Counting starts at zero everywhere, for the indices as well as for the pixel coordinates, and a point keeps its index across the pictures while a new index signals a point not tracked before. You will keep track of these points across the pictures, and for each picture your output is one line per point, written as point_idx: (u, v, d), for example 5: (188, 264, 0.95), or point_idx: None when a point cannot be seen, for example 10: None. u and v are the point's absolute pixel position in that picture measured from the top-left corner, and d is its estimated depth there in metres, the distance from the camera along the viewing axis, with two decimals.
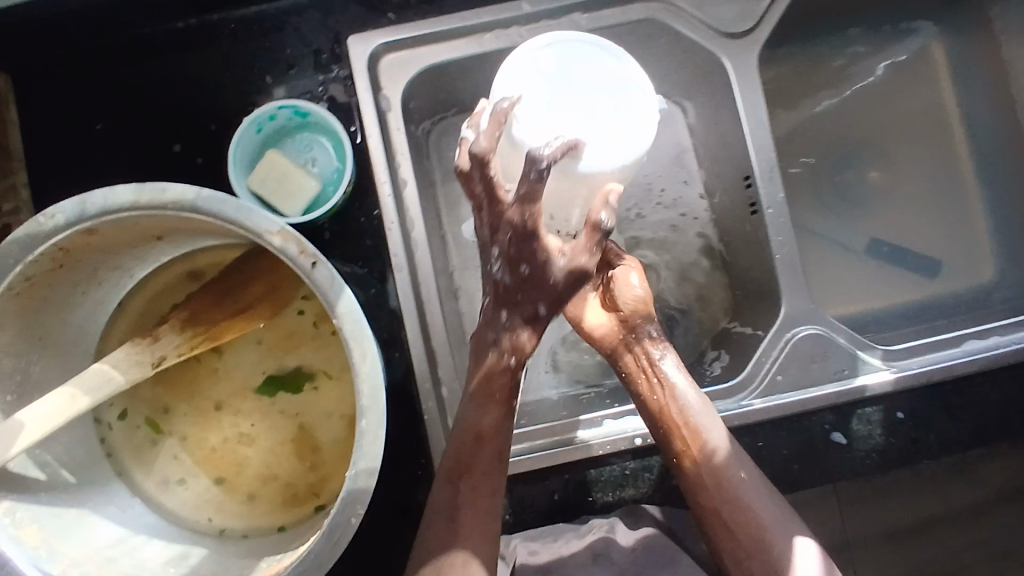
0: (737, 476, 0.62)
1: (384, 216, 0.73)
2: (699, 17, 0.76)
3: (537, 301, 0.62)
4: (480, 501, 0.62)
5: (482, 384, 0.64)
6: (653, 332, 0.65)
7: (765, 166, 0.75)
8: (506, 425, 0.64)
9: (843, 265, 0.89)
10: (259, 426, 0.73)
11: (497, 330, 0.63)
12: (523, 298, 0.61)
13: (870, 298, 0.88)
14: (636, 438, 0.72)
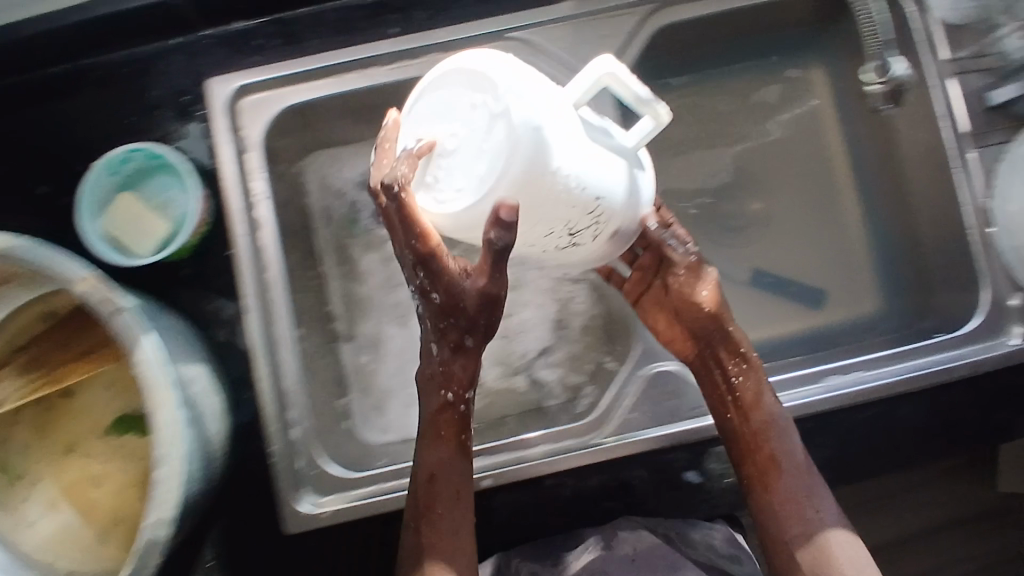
0: (804, 505, 0.67)
1: (238, 257, 0.74)
2: (558, 54, 0.76)
3: (461, 331, 0.63)
4: (448, 534, 0.67)
5: (429, 422, 0.68)
6: (732, 354, 0.71)
7: None
8: (452, 462, 0.68)
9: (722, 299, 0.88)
10: (109, 468, 0.73)
11: (428, 363, 0.66)
12: (447, 325, 0.62)
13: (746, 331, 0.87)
14: (485, 478, 0.73)
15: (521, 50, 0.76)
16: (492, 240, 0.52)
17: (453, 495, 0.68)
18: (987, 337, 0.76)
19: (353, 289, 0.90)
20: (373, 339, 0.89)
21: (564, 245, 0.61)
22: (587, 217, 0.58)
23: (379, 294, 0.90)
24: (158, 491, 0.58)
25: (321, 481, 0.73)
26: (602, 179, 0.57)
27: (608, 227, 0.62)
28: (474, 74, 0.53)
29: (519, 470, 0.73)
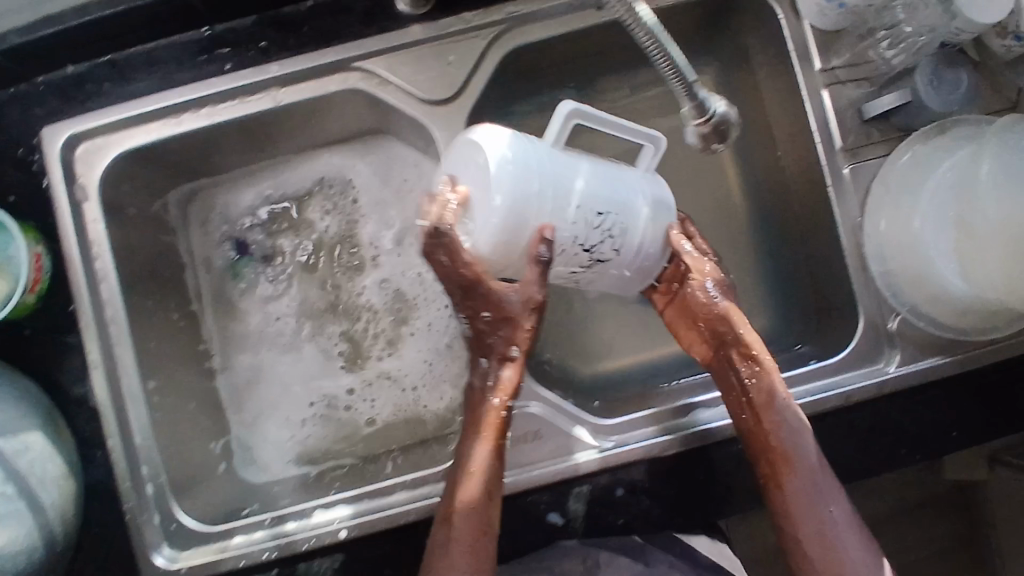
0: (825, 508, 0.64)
1: (80, 312, 0.72)
2: (403, 89, 0.73)
3: (503, 342, 0.65)
4: (477, 544, 0.62)
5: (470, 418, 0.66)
6: (750, 350, 0.69)
7: None
8: (491, 462, 0.64)
9: (599, 320, 0.86)
10: None
11: (478, 372, 0.67)
12: (491, 341, 0.65)
13: (625, 352, 0.85)
14: (341, 530, 0.70)
15: (364, 82, 0.73)
16: (539, 257, 0.60)
17: (481, 501, 0.63)
18: (864, 364, 0.72)
19: (227, 326, 0.87)
20: (249, 374, 0.87)
21: (589, 265, 0.67)
22: (598, 232, 0.64)
23: (255, 328, 0.88)
24: None
25: (178, 534, 0.72)
26: (603, 197, 0.63)
27: (628, 247, 0.67)
28: (491, 131, 0.58)
29: (376, 519, 0.71)
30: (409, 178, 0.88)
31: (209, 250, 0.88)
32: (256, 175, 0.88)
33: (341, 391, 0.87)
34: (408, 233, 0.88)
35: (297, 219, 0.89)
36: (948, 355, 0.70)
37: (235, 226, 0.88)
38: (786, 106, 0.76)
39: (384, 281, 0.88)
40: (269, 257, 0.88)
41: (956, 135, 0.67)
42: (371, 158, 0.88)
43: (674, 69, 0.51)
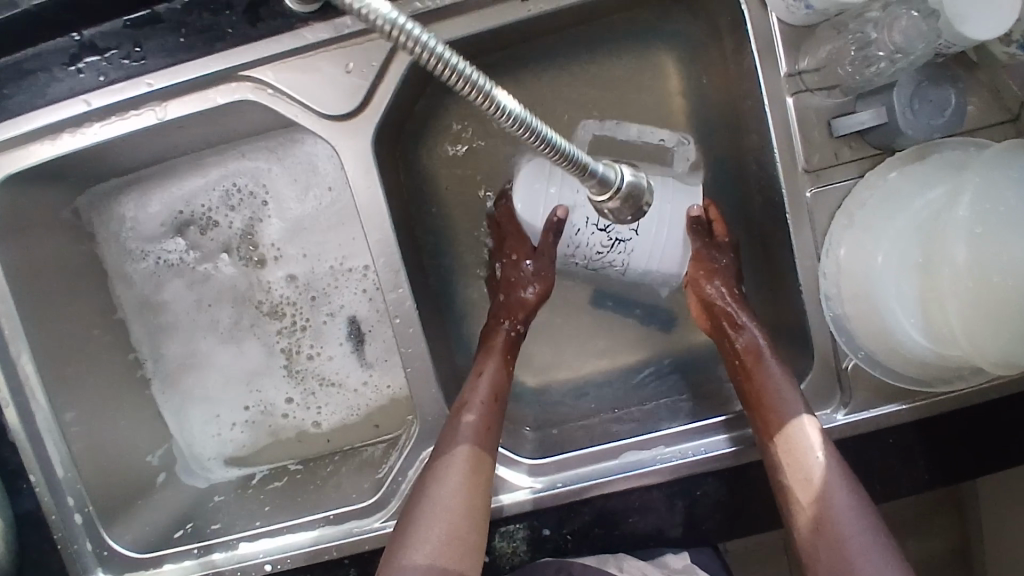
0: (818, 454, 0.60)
1: None
2: (299, 101, 0.64)
3: (522, 289, 0.72)
4: (469, 473, 0.61)
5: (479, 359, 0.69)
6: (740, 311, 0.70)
7: (389, 269, 0.67)
8: (484, 400, 0.65)
9: (545, 332, 0.83)
10: None
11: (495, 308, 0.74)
12: (514, 284, 0.73)
13: (569, 363, 0.82)
14: (266, 564, 0.70)
15: (253, 93, 0.64)
16: (556, 219, 0.68)
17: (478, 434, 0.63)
18: (811, 408, 0.66)
19: (155, 333, 0.83)
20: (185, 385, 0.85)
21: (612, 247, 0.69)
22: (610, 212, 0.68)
23: (184, 332, 0.84)
24: None
25: (110, 560, 0.73)
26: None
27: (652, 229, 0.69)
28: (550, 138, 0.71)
29: (299, 555, 0.70)
30: (331, 185, 0.82)
31: (121, 259, 0.82)
32: (159, 182, 0.82)
33: (278, 399, 0.85)
34: (316, 234, 0.83)
35: (205, 225, 0.83)
36: (905, 402, 0.64)
37: (150, 236, 0.83)
38: (752, 109, 0.67)
39: (292, 278, 0.84)
40: (181, 267, 0.84)
41: (938, 163, 0.58)
42: (286, 159, 0.82)
43: (556, 153, 0.42)
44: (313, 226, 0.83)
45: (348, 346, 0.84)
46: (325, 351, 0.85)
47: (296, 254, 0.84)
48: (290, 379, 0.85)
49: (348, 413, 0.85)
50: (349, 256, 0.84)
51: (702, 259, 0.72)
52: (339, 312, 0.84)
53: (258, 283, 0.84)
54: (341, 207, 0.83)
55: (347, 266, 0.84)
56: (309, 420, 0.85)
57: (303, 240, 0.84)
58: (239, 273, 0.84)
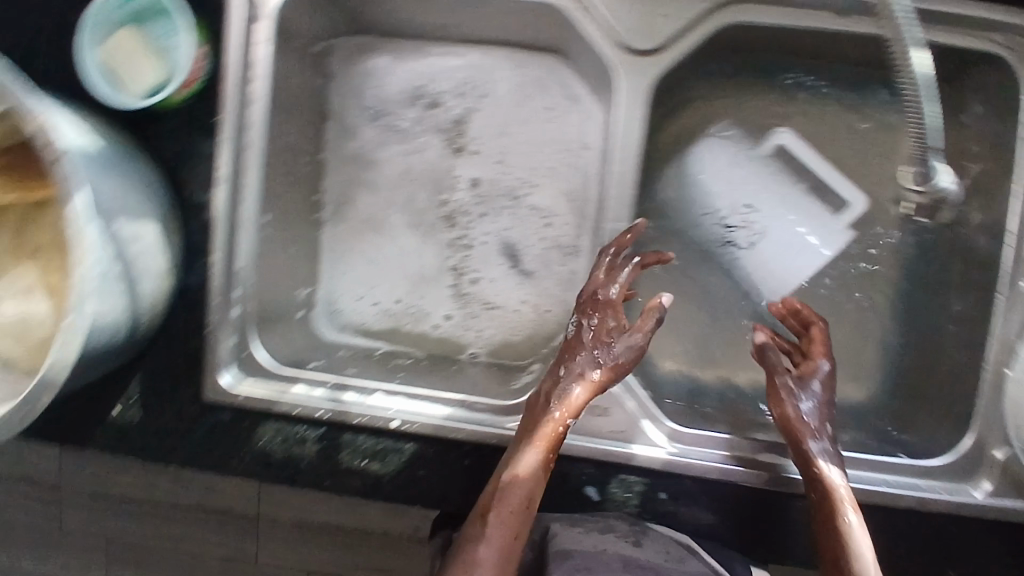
0: None
1: (224, 126, 0.72)
2: (605, 21, 0.68)
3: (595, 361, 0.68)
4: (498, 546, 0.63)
5: (528, 427, 0.66)
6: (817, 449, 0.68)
7: (619, 202, 0.70)
8: (541, 473, 0.64)
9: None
10: (60, 282, 0.75)
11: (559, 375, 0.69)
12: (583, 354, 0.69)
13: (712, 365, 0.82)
14: (393, 419, 0.72)
15: (565, 2, 0.68)
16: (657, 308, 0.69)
17: (522, 509, 0.64)
18: (952, 479, 0.69)
19: (348, 180, 0.88)
20: (359, 234, 0.89)
21: (727, 244, 0.81)
22: (738, 215, 0.80)
23: (376, 184, 0.88)
24: (62, 340, 0.57)
25: (248, 362, 0.75)
26: (754, 196, 0.79)
27: (761, 250, 0.80)
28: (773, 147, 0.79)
29: (427, 424, 0.72)
30: (552, 107, 0.84)
31: (352, 114, 0.87)
32: (407, 55, 0.86)
33: (436, 312, 0.87)
34: (515, 153, 0.85)
35: (429, 100, 0.86)
36: None
37: (380, 102, 0.87)
38: (1005, 194, 0.69)
39: (477, 183, 0.86)
40: (404, 134, 0.88)
41: None
42: (521, 69, 0.84)
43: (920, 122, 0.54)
44: (514, 146, 0.85)
45: (508, 266, 0.86)
46: (488, 274, 0.87)
47: (490, 157, 0.86)
48: (450, 289, 0.87)
49: (500, 340, 0.86)
50: (540, 182, 0.85)
51: (779, 393, 0.71)
52: (514, 231, 0.86)
53: (449, 173, 0.87)
54: (553, 124, 0.85)
55: (540, 209, 0.86)
56: (461, 334, 0.86)
57: (502, 151, 0.86)
58: (441, 155, 0.87)
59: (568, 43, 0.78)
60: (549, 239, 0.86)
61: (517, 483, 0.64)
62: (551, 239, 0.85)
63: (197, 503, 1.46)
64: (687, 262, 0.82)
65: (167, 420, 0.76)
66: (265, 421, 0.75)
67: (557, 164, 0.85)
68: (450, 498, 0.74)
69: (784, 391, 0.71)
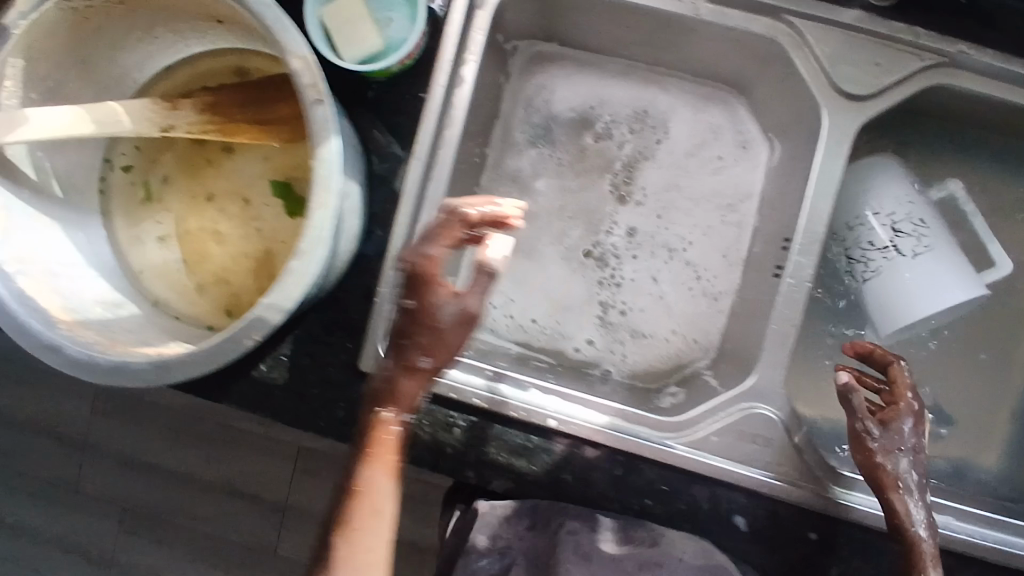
0: None
1: (429, 103, 0.73)
2: (822, 61, 0.70)
3: (422, 351, 0.61)
4: (355, 556, 0.57)
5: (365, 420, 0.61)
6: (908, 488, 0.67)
7: (809, 234, 0.70)
8: (389, 482, 0.60)
9: None
10: (233, 231, 0.74)
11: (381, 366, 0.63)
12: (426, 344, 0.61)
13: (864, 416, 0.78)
14: (551, 419, 0.71)
15: (786, 40, 0.70)
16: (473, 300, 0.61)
17: (370, 506, 0.59)
18: None
19: (504, 187, 0.88)
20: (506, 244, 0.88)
21: (885, 247, 0.77)
22: (910, 221, 0.76)
23: (535, 215, 0.88)
24: (285, 278, 0.57)
25: None
26: (924, 216, 0.77)
27: (917, 265, 0.75)
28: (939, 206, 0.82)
29: (584, 430, 0.71)
30: (723, 155, 0.86)
31: (518, 129, 0.88)
32: (580, 83, 0.88)
33: (578, 339, 0.87)
34: (681, 198, 0.87)
35: (602, 131, 0.88)
36: None
37: (548, 121, 0.88)
38: None
39: (632, 231, 0.87)
40: (562, 168, 0.88)
41: None
42: (697, 114, 0.87)
43: None
44: (678, 201, 0.87)
45: (661, 295, 0.87)
46: (635, 307, 0.87)
47: (650, 211, 0.87)
48: (598, 322, 0.87)
49: (641, 376, 0.85)
50: (701, 239, 0.87)
51: (862, 441, 0.68)
52: (668, 281, 0.87)
53: (604, 219, 0.88)
54: (724, 174, 0.86)
55: (693, 256, 0.87)
56: (602, 362, 0.86)
57: (670, 187, 0.87)
58: (603, 201, 0.88)
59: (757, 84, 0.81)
60: (698, 288, 0.86)
61: (348, 505, 0.59)
62: (699, 287, 0.86)
63: (229, 482, 1.42)
64: (831, 309, 0.85)
65: (313, 386, 0.74)
66: (415, 401, 0.74)
67: (722, 205, 0.86)
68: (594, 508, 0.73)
69: (862, 443, 0.69)
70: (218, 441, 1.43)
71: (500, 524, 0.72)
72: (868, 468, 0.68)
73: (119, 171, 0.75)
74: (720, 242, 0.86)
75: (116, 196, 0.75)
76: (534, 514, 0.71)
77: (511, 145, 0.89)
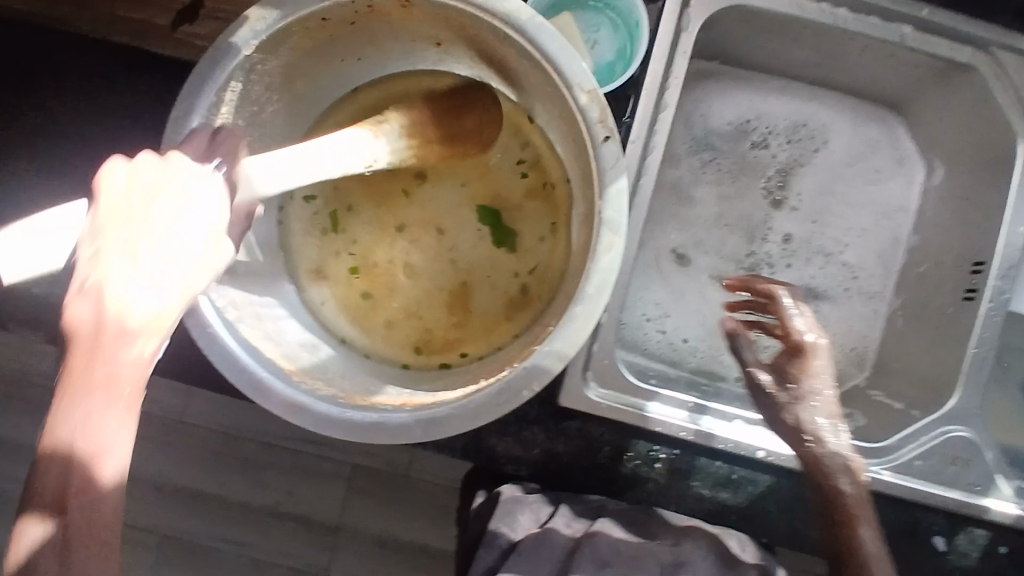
0: None
1: (634, 129, 0.70)
2: (1022, 93, 0.71)
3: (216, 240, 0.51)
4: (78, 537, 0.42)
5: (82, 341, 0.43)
6: (820, 434, 0.60)
7: (1007, 260, 0.72)
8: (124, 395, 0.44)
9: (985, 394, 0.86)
10: (427, 262, 0.70)
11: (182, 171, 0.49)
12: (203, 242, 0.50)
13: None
14: (761, 450, 0.70)
15: (987, 69, 0.72)
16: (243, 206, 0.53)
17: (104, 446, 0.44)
18: None
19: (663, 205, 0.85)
20: (667, 257, 0.84)
21: None
22: None
23: (693, 222, 0.85)
24: (566, 324, 0.53)
25: (606, 370, 0.71)
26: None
27: None
28: None
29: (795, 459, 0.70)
30: (880, 169, 0.85)
31: (680, 139, 0.84)
32: (739, 94, 0.85)
33: (736, 365, 0.82)
34: (836, 208, 0.85)
35: (760, 140, 0.85)
36: None
37: (708, 136, 0.85)
38: None
39: (789, 237, 0.85)
40: (723, 175, 0.85)
41: None
42: (855, 129, 0.85)
43: None
44: (835, 207, 0.85)
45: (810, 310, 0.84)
46: None
47: (806, 216, 0.85)
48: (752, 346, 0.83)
49: None
50: (856, 241, 0.85)
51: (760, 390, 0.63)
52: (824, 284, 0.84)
53: (762, 224, 0.85)
54: (879, 186, 0.85)
55: (846, 261, 0.85)
56: None
57: (826, 193, 0.85)
58: (758, 206, 0.85)
59: (929, 106, 0.81)
60: (850, 291, 0.85)
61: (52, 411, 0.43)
62: (857, 287, 0.85)
63: (276, 504, 1.21)
64: None
65: (508, 422, 0.70)
66: (617, 436, 0.71)
67: (876, 216, 0.85)
68: (797, 541, 0.71)
69: (763, 393, 0.63)
70: (263, 464, 1.21)
71: (525, 508, 0.69)
72: (772, 419, 0.62)
73: (301, 202, 0.69)
74: (875, 254, 0.85)
75: (296, 229, 0.69)
76: (559, 502, 0.70)
77: (670, 157, 0.85)
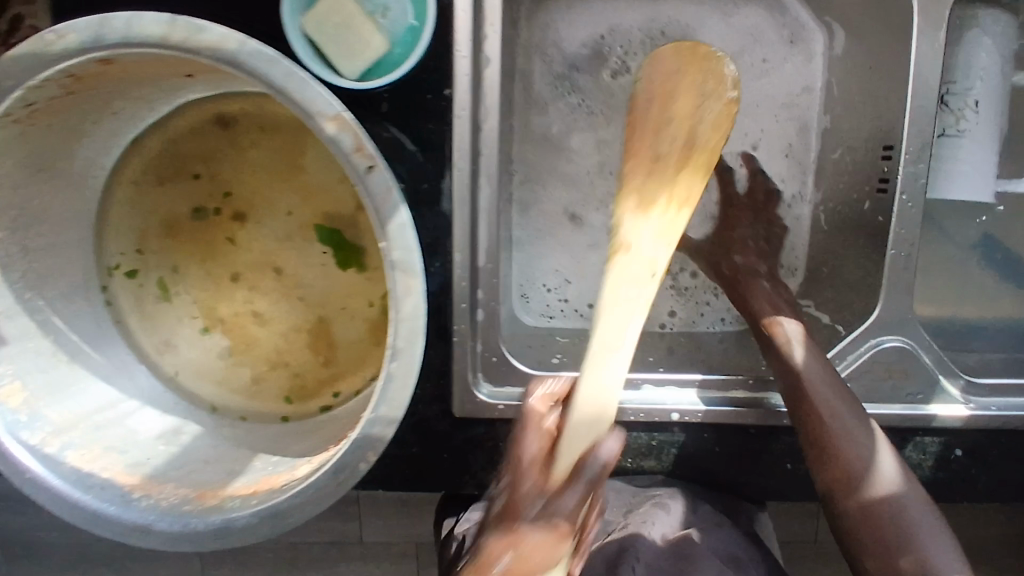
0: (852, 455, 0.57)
1: (456, 99, 0.61)
2: None
3: None
4: None
5: None
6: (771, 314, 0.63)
7: (919, 138, 0.61)
8: None
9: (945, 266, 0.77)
10: (276, 308, 0.64)
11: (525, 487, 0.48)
12: None
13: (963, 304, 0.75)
14: (674, 412, 0.65)
15: None
16: None
17: None
18: None
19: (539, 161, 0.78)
20: (558, 219, 0.78)
21: (965, 108, 0.66)
22: (992, 95, 0.66)
23: (574, 177, 0.78)
24: (386, 387, 0.48)
25: (497, 369, 0.66)
26: (988, 106, 0.66)
27: (977, 139, 0.66)
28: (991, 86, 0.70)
29: (713, 413, 0.65)
30: (767, 57, 0.74)
31: (539, 84, 0.76)
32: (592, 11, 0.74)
33: (659, 311, 0.78)
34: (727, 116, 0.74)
35: (619, 67, 0.76)
36: None
37: (565, 64, 0.76)
38: None
39: None
40: (595, 118, 0.77)
41: None
42: (730, 18, 0.73)
43: None
44: (726, 120, 0.74)
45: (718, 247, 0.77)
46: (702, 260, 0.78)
47: None
48: (673, 294, 0.78)
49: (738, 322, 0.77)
50: (756, 155, 0.75)
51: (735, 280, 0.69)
52: None
53: None
54: (771, 78, 0.74)
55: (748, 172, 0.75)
56: (695, 318, 0.78)
57: None
58: None
59: None
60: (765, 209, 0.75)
61: None
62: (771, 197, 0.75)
63: None
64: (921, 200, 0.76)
65: (411, 445, 0.67)
66: None
67: (779, 113, 0.74)
68: (738, 486, 0.69)
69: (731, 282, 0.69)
70: None
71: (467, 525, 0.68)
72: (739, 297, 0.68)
73: (120, 280, 0.64)
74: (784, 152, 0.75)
75: (127, 310, 0.64)
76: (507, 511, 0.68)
77: (537, 104, 0.77)
